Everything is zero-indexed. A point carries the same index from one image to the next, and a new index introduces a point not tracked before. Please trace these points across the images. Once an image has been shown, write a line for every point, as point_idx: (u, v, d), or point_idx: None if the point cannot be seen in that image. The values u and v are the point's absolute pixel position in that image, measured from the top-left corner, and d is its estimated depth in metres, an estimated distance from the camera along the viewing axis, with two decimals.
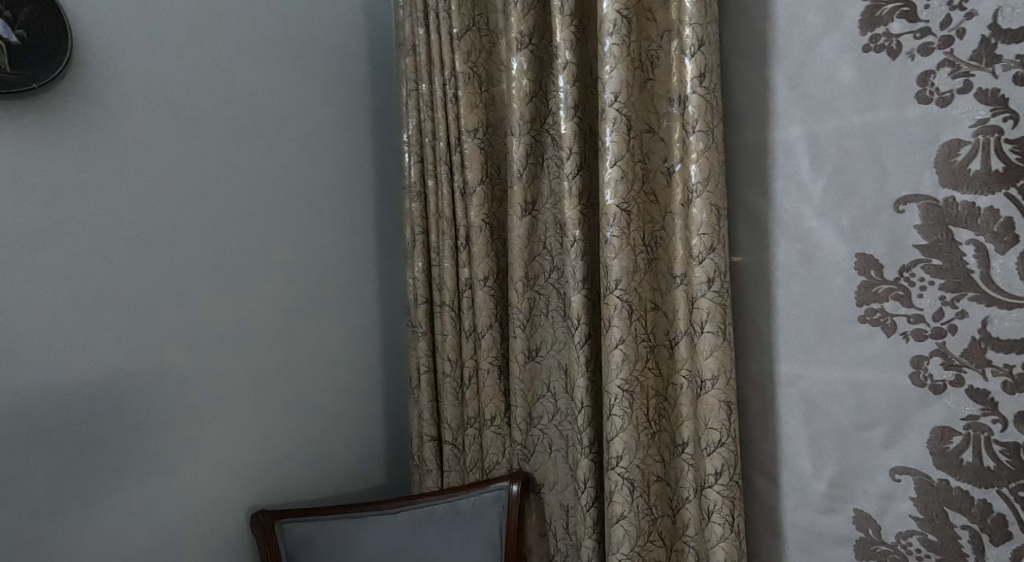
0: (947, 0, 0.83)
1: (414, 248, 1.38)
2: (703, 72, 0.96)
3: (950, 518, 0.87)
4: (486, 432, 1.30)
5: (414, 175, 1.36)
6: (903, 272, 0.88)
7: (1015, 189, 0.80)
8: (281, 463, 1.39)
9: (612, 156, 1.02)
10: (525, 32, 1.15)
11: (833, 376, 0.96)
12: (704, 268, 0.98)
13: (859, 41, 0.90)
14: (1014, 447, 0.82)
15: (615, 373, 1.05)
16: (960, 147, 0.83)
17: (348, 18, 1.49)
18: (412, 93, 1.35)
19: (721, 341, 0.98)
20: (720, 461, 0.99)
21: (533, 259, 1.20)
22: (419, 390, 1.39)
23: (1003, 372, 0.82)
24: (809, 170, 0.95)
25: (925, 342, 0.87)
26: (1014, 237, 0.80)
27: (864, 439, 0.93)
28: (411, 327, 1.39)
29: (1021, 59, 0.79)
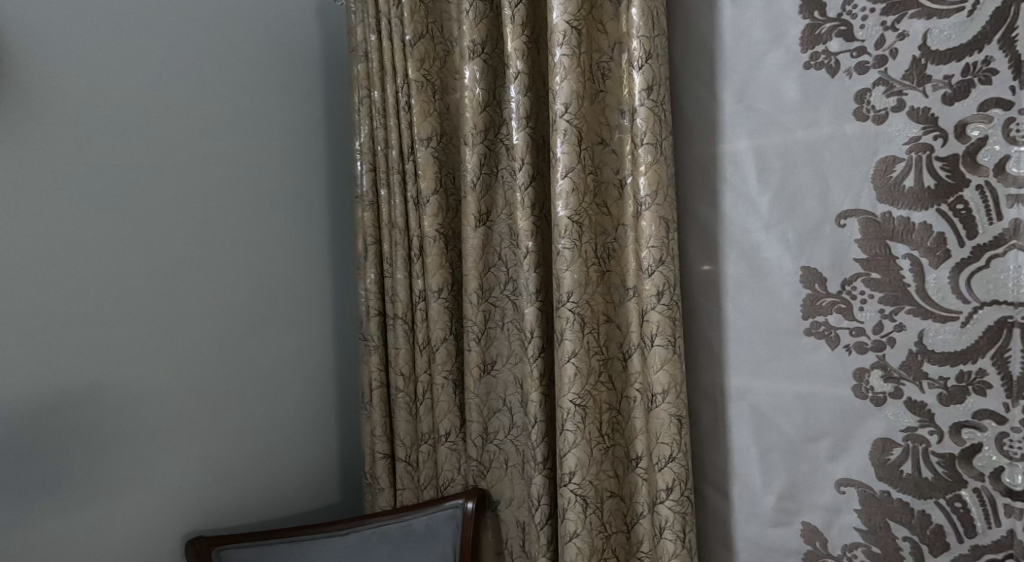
0: (881, 21, 0.85)
1: (366, 259, 1.35)
2: (651, 85, 0.96)
3: (892, 529, 0.88)
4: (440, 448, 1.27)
5: (367, 184, 1.34)
6: (845, 286, 0.89)
7: (947, 205, 0.81)
8: (226, 484, 1.34)
9: (563, 168, 1.02)
10: (477, 42, 1.14)
11: (780, 389, 0.96)
12: (654, 281, 0.98)
13: (801, 58, 0.91)
14: (950, 459, 0.83)
15: (568, 388, 1.04)
16: (895, 163, 0.85)
17: (300, 25, 1.46)
18: (365, 101, 1.33)
19: (671, 354, 0.98)
20: (671, 476, 0.98)
21: (488, 271, 1.19)
22: (371, 405, 1.36)
23: (939, 384, 0.83)
24: (756, 184, 0.96)
25: (866, 354, 0.88)
26: (946, 252, 0.82)
27: (810, 451, 0.94)
28: (364, 340, 1.37)
29: (949, 79, 0.81)
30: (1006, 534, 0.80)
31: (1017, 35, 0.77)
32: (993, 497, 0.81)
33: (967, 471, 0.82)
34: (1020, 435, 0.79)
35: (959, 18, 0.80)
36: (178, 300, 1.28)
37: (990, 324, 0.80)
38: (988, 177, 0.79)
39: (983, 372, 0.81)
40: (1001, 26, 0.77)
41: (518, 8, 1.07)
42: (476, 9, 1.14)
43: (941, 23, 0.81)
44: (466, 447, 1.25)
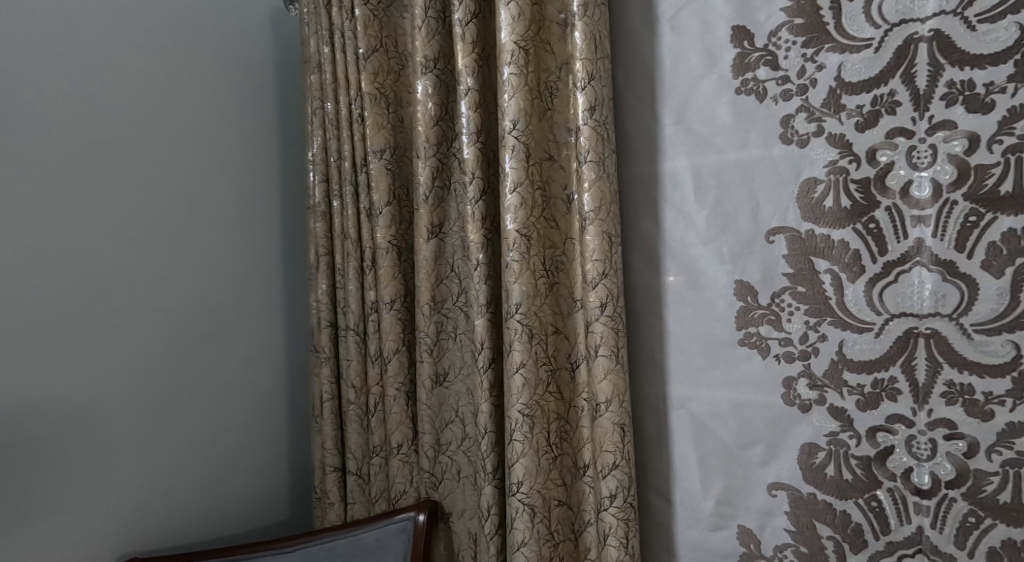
0: (802, 52, 0.91)
1: (318, 270, 1.36)
2: (594, 105, 1.01)
3: (818, 529, 0.93)
4: (392, 461, 1.27)
5: (319, 195, 1.35)
6: (775, 298, 0.95)
7: (862, 225, 0.88)
8: (171, 498, 1.33)
9: (512, 183, 1.06)
10: (430, 57, 1.17)
11: (716, 396, 1.01)
12: (598, 293, 1.02)
13: (732, 84, 0.97)
14: (867, 461, 0.89)
15: (517, 398, 1.07)
16: (816, 185, 0.91)
17: (253, 35, 1.47)
18: (318, 111, 1.35)
19: (615, 364, 1.02)
20: (615, 484, 1.02)
21: (439, 283, 1.21)
22: (321, 417, 1.36)
23: (857, 391, 0.89)
24: (693, 202, 1.01)
25: (793, 363, 0.94)
26: (861, 267, 0.88)
27: (744, 457, 0.99)
28: (315, 352, 1.37)
29: (862, 108, 0.87)
30: (916, 530, 0.86)
31: (916, 71, 0.83)
32: (904, 495, 0.87)
33: (882, 473, 0.88)
34: (927, 437, 0.85)
35: (867, 53, 0.86)
36: (123, 311, 1.27)
37: (899, 334, 0.86)
38: (895, 200, 0.85)
39: (894, 379, 0.87)
40: (903, 63, 0.84)
41: (468, 28, 1.11)
42: (427, 26, 1.17)
43: (853, 57, 0.87)
44: (418, 459, 1.26)
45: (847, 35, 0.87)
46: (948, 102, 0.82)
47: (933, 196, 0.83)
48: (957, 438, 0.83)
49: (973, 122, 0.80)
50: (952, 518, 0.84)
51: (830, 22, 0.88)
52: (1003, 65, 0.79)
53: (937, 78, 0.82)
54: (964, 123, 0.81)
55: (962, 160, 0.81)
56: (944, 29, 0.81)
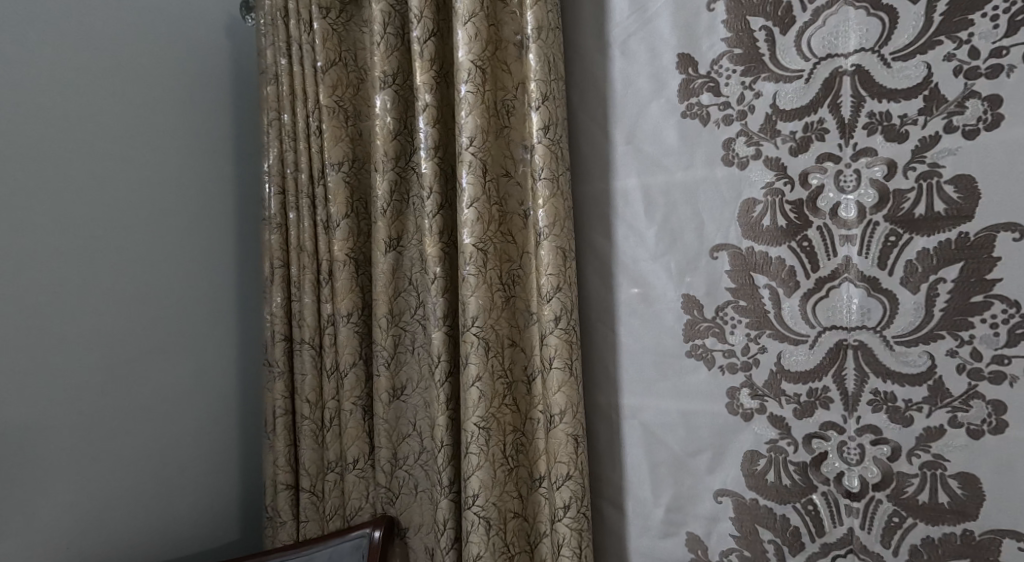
0: (741, 80, 0.96)
1: (272, 282, 1.36)
2: (548, 124, 1.04)
3: (760, 533, 0.98)
4: (348, 476, 1.27)
5: (275, 207, 1.35)
6: (718, 312, 0.99)
7: (797, 242, 0.93)
8: (116, 514, 1.31)
9: (468, 198, 1.08)
10: (388, 72, 1.20)
11: (665, 407, 1.05)
12: (552, 306, 1.05)
13: (679, 108, 1.02)
14: (804, 467, 0.94)
15: (473, 411, 1.09)
16: (754, 205, 0.96)
17: (210, 47, 1.48)
18: (274, 122, 1.36)
19: (568, 376, 1.05)
20: (568, 494, 1.05)
21: (397, 296, 1.23)
22: (274, 432, 1.36)
23: (794, 400, 0.94)
24: (643, 219, 1.06)
25: (736, 374, 0.98)
26: (796, 283, 0.93)
27: (691, 464, 1.03)
28: (269, 366, 1.37)
29: (796, 134, 0.92)
30: (848, 531, 0.91)
31: (842, 101, 0.89)
32: (837, 498, 0.91)
33: (817, 478, 0.93)
34: (856, 442, 0.90)
35: (798, 84, 0.92)
36: (71, 324, 1.26)
37: (830, 346, 0.91)
38: (826, 220, 0.91)
39: (827, 389, 0.92)
40: (830, 93, 0.90)
41: (426, 45, 1.14)
42: (386, 43, 1.19)
43: (786, 87, 0.93)
44: (375, 474, 1.26)
45: (780, 65, 0.93)
46: (870, 131, 0.88)
47: (859, 217, 0.89)
48: (882, 442, 0.88)
49: (892, 149, 0.87)
50: (879, 519, 0.89)
51: (766, 54, 0.94)
52: (914, 99, 0.85)
53: (859, 108, 0.88)
54: (883, 150, 0.87)
55: (882, 184, 0.87)
56: (865, 64, 0.88)
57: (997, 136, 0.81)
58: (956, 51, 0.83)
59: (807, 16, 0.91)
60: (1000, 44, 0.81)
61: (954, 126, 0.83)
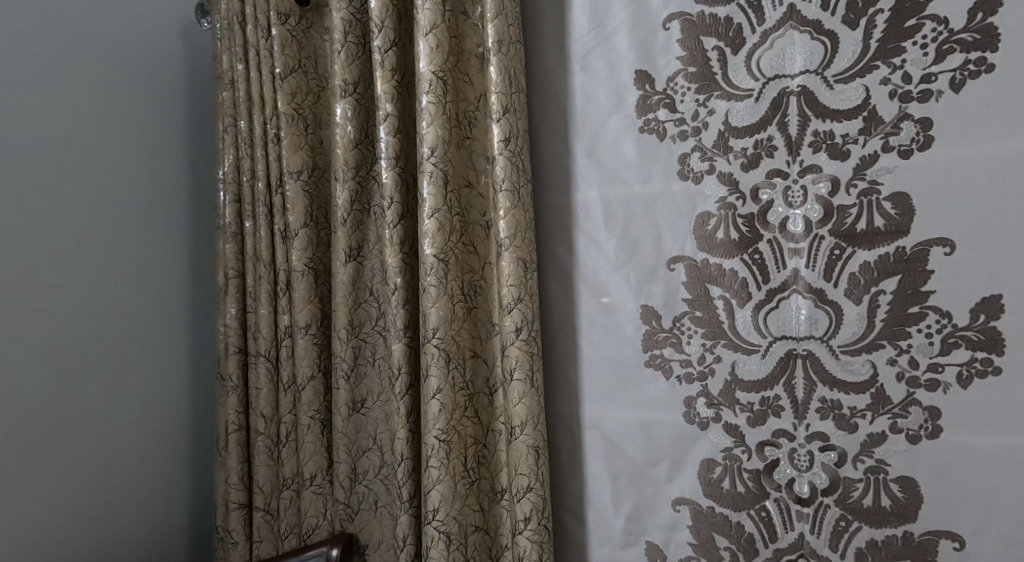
0: (695, 97, 0.99)
1: (226, 293, 1.33)
2: (509, 136, 1.06)
3: (717, 540, 0.99)
4: (305, 493, 1.25)
5: (230, 216, 1.32)
6: (676, 323, 1.01)
7: (749, 255, 0.96)
8: (57, 538, 1.24)
9: (430, 208, 1.09)
10: (349, 81, 1.20)
11: (625, 416, 1.06)
12: (513, 317, 1.06)
13: (637, 123, 1.04)
14: (757, 474, 0.96)
15: (433, 423, 1.09)
16: (708, 218, 0.99)
17: (164, 49, 1.43)
18: (229, 129, 1.33)
19: (529, 388, 1.06)
20: (529, 507, 1.05)
21: (358, 306, 1.23)
22: (226, 450, 1.31)
23: (747, 409, 0.97)
24: (604, 231, 1.07)
25: (692, 384, 1.00)
26: (749, 293, 0.96)
27: (651, 473, 1.04)
28: (219, 381, 1.33)
29: (747, 150, 0.96)
30: (798, 536, 0.93)
31: (789, 120, 0.93)
32: (788, 504, 0.94)
33: (770, 484, 0.95)
34: (805, 449, 0.93)
35: (749, 102, 0.95)
36: (16, 340, 1.20)
37: (780, 356, 0.94)
38: (775, 233, 0.94)
39: (778, 397, 0.94)
40: (778, 112, 0.93)
41: (387, 55, 1.15)
42: (347, 51, 1.20)
43: (737, 105, 0.96)
44: (333, 490, 1.25)
45: (732, 84, 0.96)
46: (815, 148, 0.91)
47: (806, 231, 0.92)
48: (829, 449, 0.91)
49: (836, 165, 0.90)
50: (828, 523, 0.92)
51: (718, 72, 0.97)
52: (856, 118, 0.89)
53: (805, 127, 0.92)
54: (827, 168, 0.91)
55: (827, 200, 0.91)
56: (810, 85, 0.91)
57: (930, 155, 0.85)
58: (890, 76, 0.87)
59: (757, 37, 0.95)
60: (929, 70, 0.85)
61: (891, 146, 0.87)
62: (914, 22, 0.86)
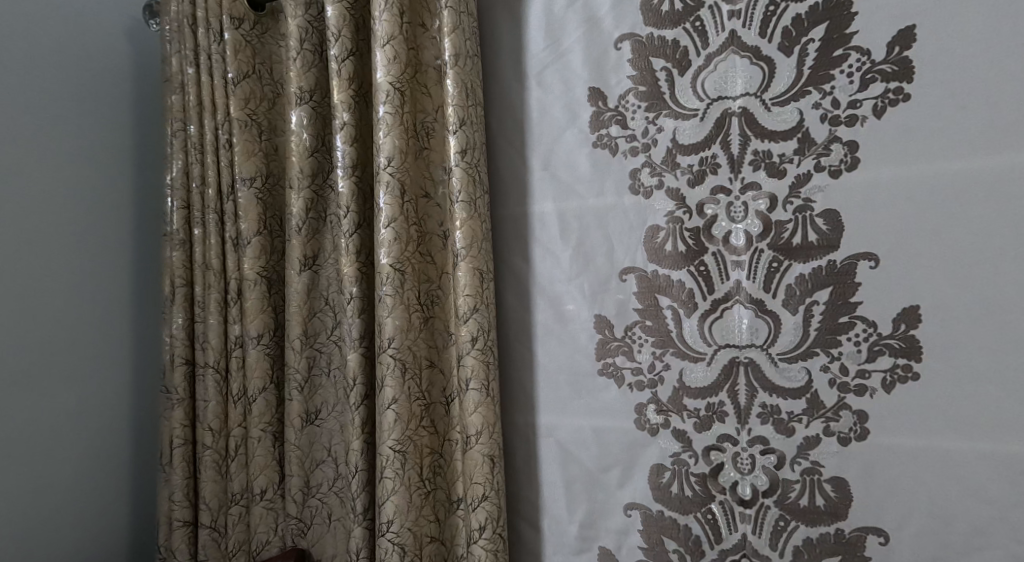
0: (645, 115, 1.03)
1: (173, 302, 1.29)
2: (465, 148, 1.08)
3: (666, 544, 1.02)
4: (254, 508, 1.23)
5: (178, 223, 1.30)
6: (627, 331, 1.05)
7: (695, 267, 1.00)
8: None
9: (386, 218, 1.10)
10: (305, 88, 1.21)
11: (579, 424, 1.09)
12: (469, 327, 1.08)
13: (590, 138, 1.08)
14: (703, 478, 1.00)
15: (388, 434, 1.10)
16: (658, 231, 1.03)
17: (111, 47, 1.38)
18: (179, 133, 1.30)
19: (485, 397, 1.08)
20: (484, 515, 1.07)
21: (313, 316, 1.23)
22: (171, 465, 1.27)
23: (694, 415, 1.00)
24: (559, 242, 1.10)
25: (643, 391, 1.04)
26: (695, 303, 1.00)
27: (603, 479, 1.07)
28: (165, 394, 1.28)
29: (694, 167, 1.00)
30: (742, 537, 0.97)
31: (731, 139, 0.98)
32: (732, 506, 0.98)
33: (715, 488, 0.99)
34: (747, 453, 0.97)
35: (694, 121, 1.00)
36: None
37: (724, 363, 0.98)
38: (719, 246, 0.98)
39: (722, 403, 0.98)
40: (721, 131, 0.98)
41: (344, 64, 1.16)
42: (303, 59, 1.21)
43: (684, 124, 1.00)
44: (285, 504, 1.23)
45: (679, 104, 1.01)
46: (754, 167, 0.96)
47: (747, 244, 0.97)
48: (769, 452, 0.96)
49: (773, 184, 0.95)
50: (768, 523, 0.96)
51: (666, 92, 1.02)
52: (790, 140, 0.94)
53: (745, 146, 0.97)
54: (766, 185, 0.96)
55: (766, 216, 0.96)
56: (750, 106, 0.96)
57: (857, 175, 0.91)
58: (821, 101, 0.93)
59: (701, 60, 0.99)
60: (855, 97, 0.91)
61: (822, 166, 0.93)
62: (841, 52, 0.92)
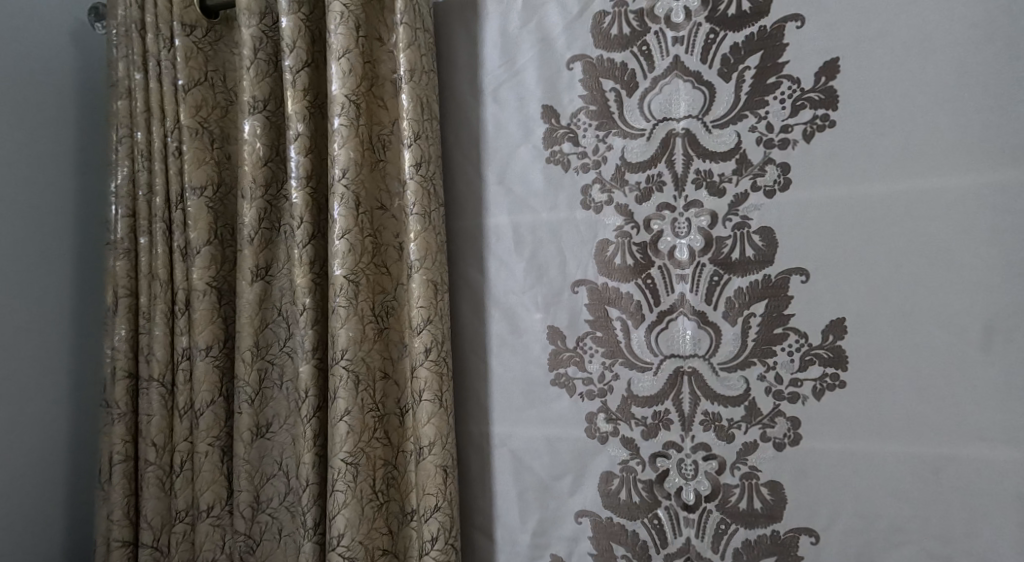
0: (596, 133, 1.07)
1: (116, 313, 1.27)
2: (419, 162, 1.10)
3: (615, 549, 1.05)
4: (200, 525, 1.21)
5: (122, 231, 1.27)
6: (578, 342, 1.07)
7: (643, 280, 1.04)
8: None
9: (340, 229, 1.11)
10: (259, 98, 1.21)
11: (531, 433, 1.11)
12: (423, 338, 1.09)
13: (544, 154, 1.10)
14: (650, 484, 1.03)
15: (340, 446, 1.10)
16: (608, 245, 1.06)
17: (55, 52, 1.36)
18: (125, 139, 1.28)
19: (438, 408, 1.09)
20: (437, 526, 1.08)
21: (265, 328, 1.23)
22: (110, 483, 1.24)
23: (642, 423, 1.03)
24: (513, 255, 1.13)
25: (594, 400, 1.06)
26: (643, 315, 1.04)
27: (555, 488, 1.09)
28: (106, 408, 1.26)
29: (642, 184, 1.04)
30: (686, 541, 1.01)
31: (675, 158, 1.02)
32: (677, 511, 1.01)
33: (661, 493, 1.02)
34: (691, 459, 1.00)
35: (641, 141, 1.04)
36: None
37: (669, 373, 1.02)
38: (665, 260, 1.02)
39: (667, 411, 1.02)
40: (666, 151, 1.03)
41: (299, 75, 1.17)
42: (257, 68, 1.21)
43: (632, 142, 1.04)
44: (232, 521, 1.21)
45: (627, 123, 1.05)
46: (697, 186, 1.01)
47: (690, 258, 1.01)
48: (711, 458, 0.99)
49: (713, 202, 1.00)
50: (710, 527, 0.99)
51: (615, 112, 1.06)
52: (730, 160, 0.99)
53: (688, 165, 1.01)
54: (708, 203, 1.00)
55: (707, 231, 1.00)
56: (692, 128, 1.01)
57: (792, 194, 0.96)
58: (756, 125, 0.98)
59: (647, 83, 1.04)
60: (787, 121, 0.97)
61: (759, 186, 0.98)
62: (774, 80, 0.97)
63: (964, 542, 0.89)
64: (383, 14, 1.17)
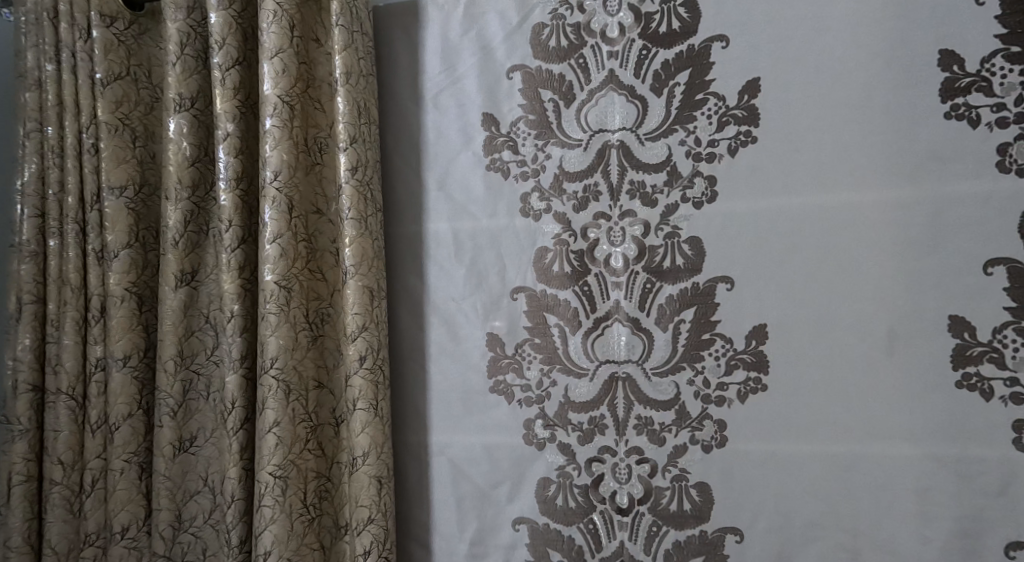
0: (535, 142, 1.08)
1: (20, 321, 1.19)
2: (355, 166, 1.08)
3: (551, 555, 1.06)
4: (113, 549, 1.15)
5: (30, 232, 1.20)
6: (517, 349, 1.08)
7: (580, 287, 1.06)
8: None
9: (272, 233, 1.09)
10: (185, 95, 1.18)
11: (469, 440, 1.11)
12: (357, 345, 1.07)
13: (484, 161, 1.11)
14: (585, 489, 1.04)
15: (269, 458, 1.07)
16: (546, 253, 1.07)
17: None
18: (32, 135, 1.21)
19: (373, 417, 1.07)
20: (370, 539, 1.06)
21: (190, 336, 1.18)
22: (10, 504, 1.16)
23: (578, 428, 1.05)
24: (452, 262, 1.13)
25: (531, 406, 1.07)
26: (579, 322, 1.05)
27: (492, 495, 1.09)
28: (8, 424, 1.18)
29: (579, 193, 1.06)
30: (619, 544, 1.02)
31: (611, 169, 1.05)
32: (611, 515, 1.03)
33: (596, 498, 1.04)
34: (625, 463, 1.02)
35: (579, 151, 1.06)
36: None
37: (605, 379, 1.04)
38: (600, 268, 1.05)
39: (603, 417, 1.04)
40: (602, 161, 1.05)
41: (229, 74, 1.14)
42: (184, 66, 1.17)
43: (569, 152, 1.06)
44: (150, 542, 1.16)
45: (565, 133, 1.07)
46: (631, 196, 1.03)
47: (625, 266, 1.03)
48: (644, 462, 1.02)
49: (647, 211, 1.03)
50: (643, 529, 1.01)
51: (553, 122, 1.07)
52: (662, 171, 1.02)
53: (623, 175, 1.04)
54: (641, 212, 1.03)
55: (641, 240, 1.03)
56: (626, 140, 1.04)
57: (721, 205, 1.00)
58: (686, 139, 1.02)
59: (584, 94, 1.06)
60: (714, 136, 1.01)
61: (690, 197, 1.01)
62: (703, 96, 1.01)
63: (878, 537, 0.93)
64: (319, 16, 1.16)
